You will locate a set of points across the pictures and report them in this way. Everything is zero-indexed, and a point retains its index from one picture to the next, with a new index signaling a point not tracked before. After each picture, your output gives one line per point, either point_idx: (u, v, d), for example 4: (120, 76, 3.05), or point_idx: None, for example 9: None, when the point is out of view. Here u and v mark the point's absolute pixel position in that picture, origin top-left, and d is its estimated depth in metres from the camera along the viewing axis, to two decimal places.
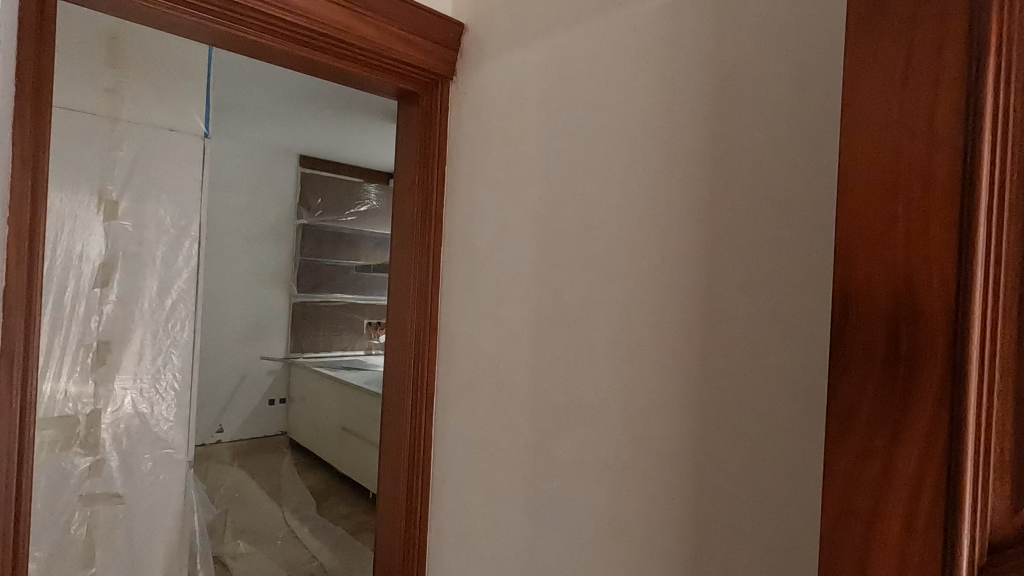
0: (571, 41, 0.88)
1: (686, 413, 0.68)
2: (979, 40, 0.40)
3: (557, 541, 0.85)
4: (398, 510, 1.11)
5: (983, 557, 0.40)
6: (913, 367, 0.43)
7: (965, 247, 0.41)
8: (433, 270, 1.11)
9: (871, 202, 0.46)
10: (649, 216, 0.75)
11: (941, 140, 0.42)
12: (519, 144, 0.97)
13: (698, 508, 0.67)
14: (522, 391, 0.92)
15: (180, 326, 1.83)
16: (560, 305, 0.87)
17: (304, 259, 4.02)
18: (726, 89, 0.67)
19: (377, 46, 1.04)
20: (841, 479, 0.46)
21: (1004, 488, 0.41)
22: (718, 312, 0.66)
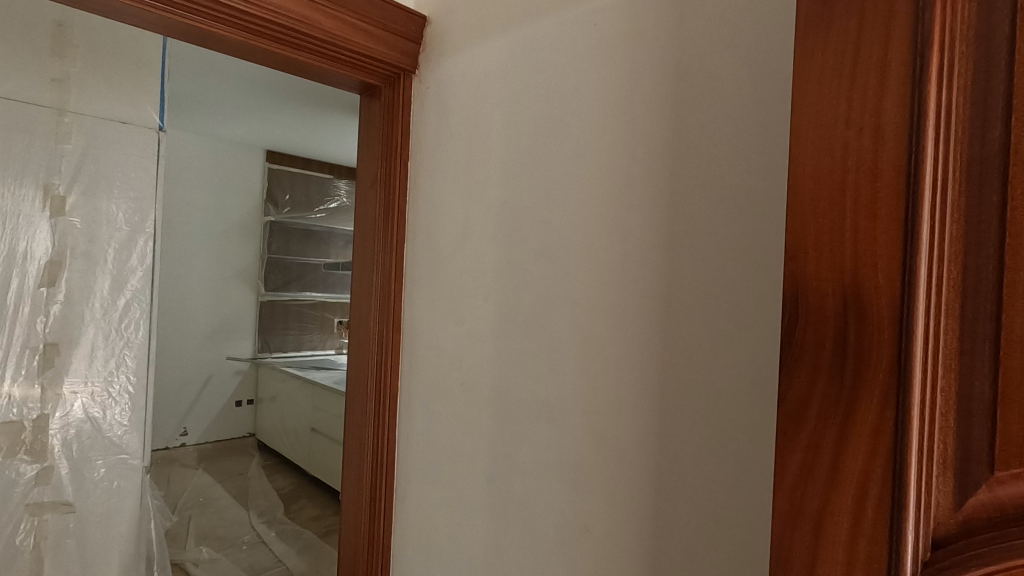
0: (535, 35, 0.87)
1: (649, 408, 0.70)
2: (923, 38, 0.40)
3: (518, 539, 0.86)
4: (362, 509, 1.11)
5: (926, 553, 0.40)
6: (861, 364, 0.42)
7: (911, 240, 0.40)
8: (396, 268, 1.10)
9: (820, 196, 0.44)
10: (610, 216, 0.75)
11: (888, 133, 0.41)
12: (481, 140, 0.96)
13: (660, 502, 0.68)
14: (485, 392, 0.93)
15: (135, 328, 1.79)
16: (523, 304, 0.87)
17: (272, 258, 3.95)
18: (685, 87, 0.68)
19: (335, 38, 0.99)
20: (791, 478, 0.46)
21: (947, 484, 0.40)
22: (680, 307, 0.67)
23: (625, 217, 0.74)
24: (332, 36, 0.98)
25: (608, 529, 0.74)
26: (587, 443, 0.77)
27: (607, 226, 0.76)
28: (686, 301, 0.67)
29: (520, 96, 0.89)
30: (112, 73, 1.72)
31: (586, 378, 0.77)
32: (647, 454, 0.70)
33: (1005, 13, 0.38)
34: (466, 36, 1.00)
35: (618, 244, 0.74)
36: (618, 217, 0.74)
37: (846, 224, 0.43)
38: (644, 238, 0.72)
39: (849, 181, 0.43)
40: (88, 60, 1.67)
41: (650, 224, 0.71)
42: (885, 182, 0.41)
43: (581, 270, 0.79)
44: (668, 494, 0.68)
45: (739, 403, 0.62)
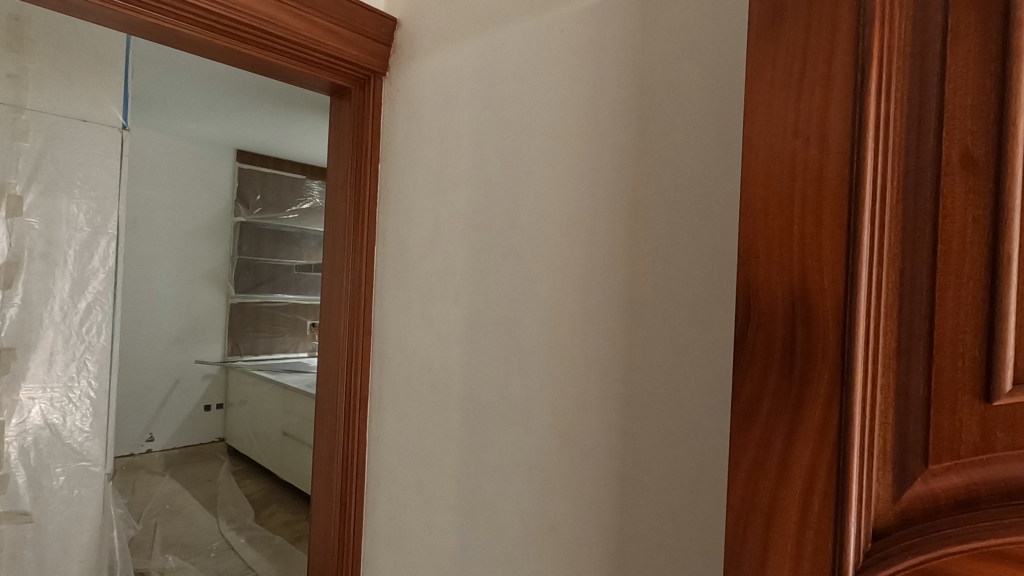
0: (503, 41, 0.88)
1: (613, 408, 0.71)
2: (864, 53, 0.42)
3: (488, 540, 0.86)
4: (332, 513, 1.10)
5: (867, 544, 0.42)
6: (808, 363, 0.44)
7: (852, 246, 0.42)
8: (367, 270, 1.09)
9: (770, 203, 0.46)
10: (576, 219, 0.77)
11: (832, 143, 0.43)
12: (451, 144, 0.96)
13: (625, 500, 0.70)
14: (455, 393, 0.93)
15: (97, 331, 1.74)
16: (491, 307, 0.88)
17: (242, 259, 3.88)
18: (648, 95, 0.69)
19: (303, 39, 0.98)
20: (743, 473, 0.47)
21: (886, 478, 0.42)
22: (641, 308, 0.69)
23: (592, 221, 0.75)
24: (300, 36, 0.98)
25: (575, 528, 0.75)
26: (554, 443, 0.78)
27: (574, 229, 0.77)
28: (649, 303, 0.69)
29: (489, 100, 0.90)
30: (72, 69, 1.67)
31: (553, 379, 0.79)
32: (613, 453, 0.71)
33: (937, 32, 0.40)
34: (436, 39, 1.00)
35: (583, 248, 0.76)
36: (584, 221, 0.76)
37: (794, 230, 0.45)
38: (608, 241, 0.73)
39: (797, 189, 0.45)
40: (45, 55, 1.62)
41: (615, 227, 0.72)
42: (829, 190, 0.43)
43: (548, 272, 0.80)
44: (633, 493, 0.69)
45: (699, 403, 0.63)
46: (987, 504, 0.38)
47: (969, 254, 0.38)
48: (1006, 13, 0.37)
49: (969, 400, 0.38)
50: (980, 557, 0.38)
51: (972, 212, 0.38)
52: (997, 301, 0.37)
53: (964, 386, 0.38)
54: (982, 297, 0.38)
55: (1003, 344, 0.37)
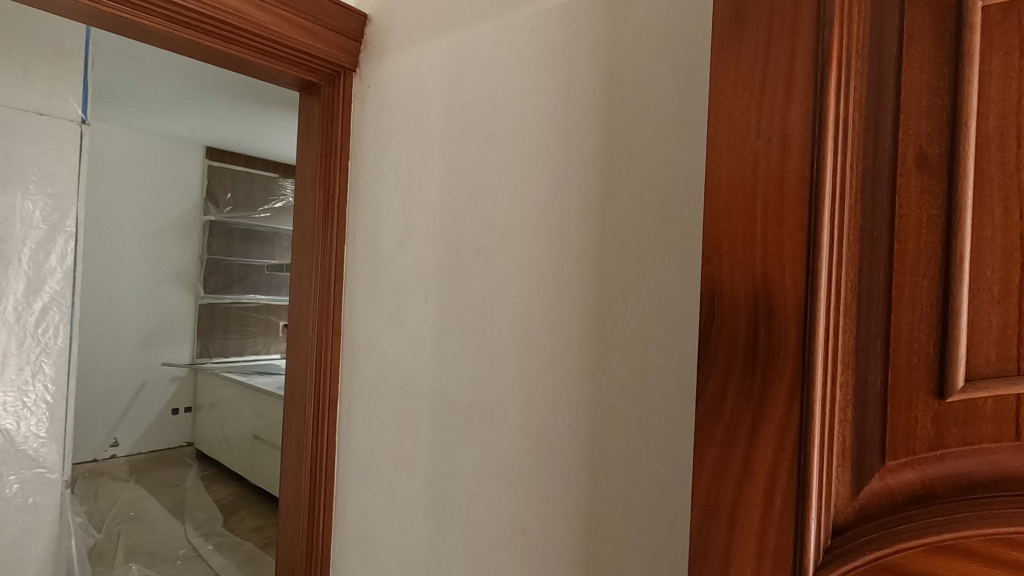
0: (473, 39, 0.87)
1: (583, 407, 0.71)
2: (824, 55, 0.42)
3: (457, 542, 0.86)
4: (300, 517, 1.08)
5: (827, 540, 0.42)
6: (770, 361, 0.44)
7: (813, 245, 0.42)
8: (337, 270, 1.07)
9: (734, 201, 0.46)
10: (545, 218, 0.76)
11: (794, 143, 0.43)
12: (422, 141, 0.95)
13: (594, 500, 0.70)
14: (425, 394, 0.92)
15: (54, 333, 1.68)
16: (462, 307, 0.87)
17: (212, 258, 3.79)
18: (617, 94, 0.69)
19: (270, 32, 0.96)
20: (707, 472, 0.47)
21: (846, 474, 0.42)
22: (610, 306, 0.69)
23: (561, 220, 0.75)
24: (266, 30, 0.95)
25: (544, 528, 0.75)
26: (524, 445, 0.77)
27: (543, 228, 0.77)
28: (619, 302, 0.68)
29: (459, 98, 0.89)
30: (28, 61, 1.61)
31: (523, 378, 0.78)
32: (582, 452, 0.71)
33: (894, 34, 0.41)
34: (407, 36, 0.99)
35: (553, 246, 0.75)
36: (554, 220, 0.75)
37: (757, 229, 0.45)
38: (578, 240, 0.73)
39: (759, 188, 0.45)
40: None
41: (585, 226, 0.72)
42: (791, 189, 0.43)
43: (518, 271, 0.79)
44: (602, 493, 0.69)
45: (667, 402, 0.64)
46: (941, 498, 0.39)
47: (924, 253, 0.39)
48: (957, 17, 0.38)
49: (924, 396, 0.39)
50: (934, 551, 0.38)
51: (927, 211, 0.39)
52: (949, 299, 0.38)
53: (919, 382, 0.39)
54: (935, 295, 0.39)
55: (955, 342, 0.38)
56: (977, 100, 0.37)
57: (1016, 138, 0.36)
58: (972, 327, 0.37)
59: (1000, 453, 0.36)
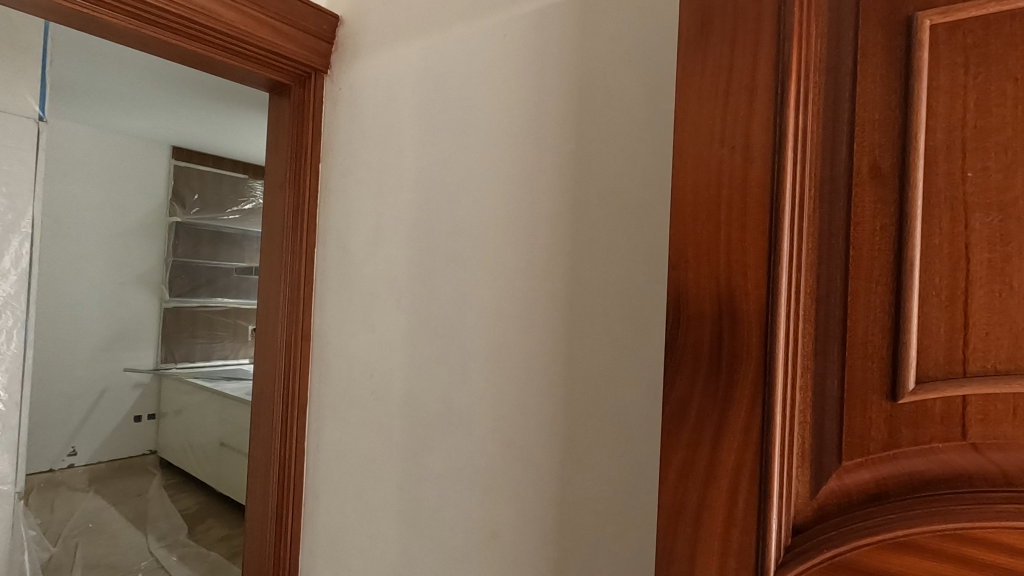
0: (446, 43, 0.87)
1: (554, 411, 0.72)
2: (784, 68, 0.44)
3: (429, 548, 0.85)
4: (267, 525, 1.06)
5: (788, 538, 0.44)
6: (734, 365, 0.45)
7: (774, 251, 0.44)
8: (307, 273, 1.06)
9: (699, 208, 0.47)
10: (517, 222, 0.76)
11: (756, 153, 0.44)
12: (394, 145, 0.94)
13: (565, 503, 0.70)
14: (397, 399, 0.91)
15: (7, 337, 1.61)
16: (434, 311, 0.86)
17: (178, 261, 3.68)
18: (588, 101, 0.70)
19: (238, 31, 0.94)
20: (673, 475, 0.47)
21: (805, 474, 0.44)
22: (579, 310, 0.70)
23: (532, 225, 0.75)
24: (235, 29, 0.93)
25: (515, 531, 0.75)
26: (495, 449, 0.78)
27: (514, 232, 0.77)
28: (590, 307, 0.69)
29: (432, 102, 0.89)
30: None
31: (494, 382, 0.78)
32: (553, 455, 0.71)
33: (849, 49, 0.43)
34: (379, 38, 0.98)
35: (524, 251, 0.76)
36: (526, 225, 0.76)
37: (721, 235, 0.46)
38: (549, 246, 0.73)
39: (723, 196, 0.46)
40: None
41: (556, 231, 0.73)
42: (753, 197, 0.44)
43: (489, 276, 0.79)
44: (573, 496, 0.69)
45: (636, 405, 0.65)
46: (894, 497, 0.40)
47: (877, 260, 0.41)
48: (907, 35, 0.40)
49: (878, 398, 0.40)
50: (888, 547, 0.40)
51: (880, 220, 0.41)
52: (901, 304, 0.40)
53: (874, 385, 0.41)
54: (888, 300, 0.40)
55: (906, 346, 0.39)
56: (926, 114, 0.39)
57: (961, 151, 0.38)
58: (923, 331, 0.39)
59: (949, 452, 0.38)
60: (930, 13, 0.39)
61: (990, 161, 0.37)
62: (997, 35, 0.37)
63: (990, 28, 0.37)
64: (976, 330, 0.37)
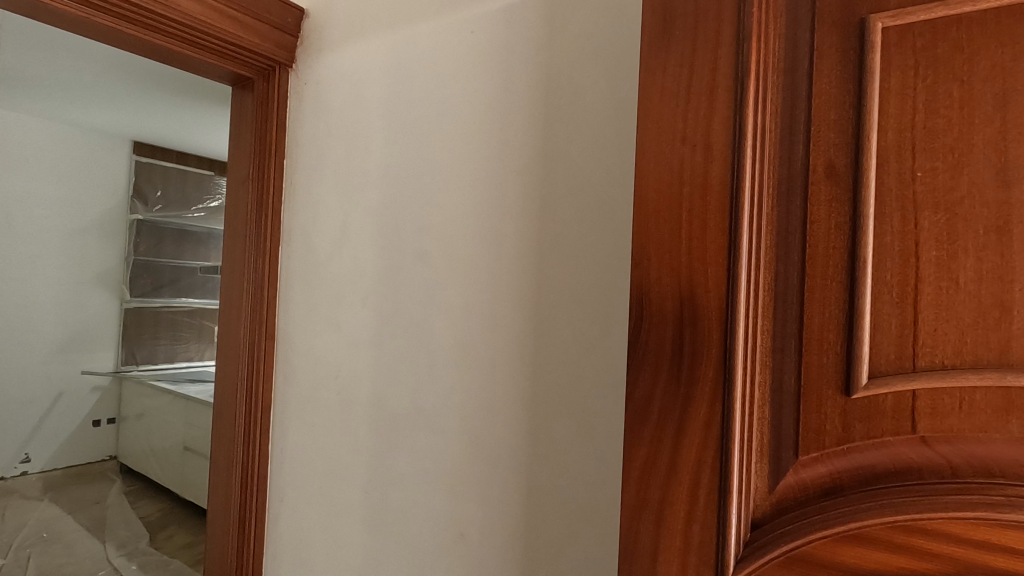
0: (413, 38, 0.85)
1: (522, 412, 0.71)
2: (743, 68, 0.44)
3: (395, 550, 0.84)
4: (229, 531, 1.03)
5: (746, 533, 0.44)
6: (695, 361, 0.45)
7: (734, 249, 0.44)
8: (271, 272, 1.03)
9: (661, 205, 0.47)
10: (484, 221, 0.76)
11: (716, 151, 0.45)
12: (361, 141, 0.93)
13: (531, 503, 0.70)
14: (363, 401, 0.89)
15: None
16: (401, 310, 0.85)
17: (139, 260, 3.56)
18: (555, 99, 0.70)
19: (197, 22, 0.91)
20: (636, 472, 0.47)
21: (763, 469, 0.44)
22: (546, 309, 0.70)
23: (501, 224, 0.74)
24: (194, 19, 0.90)
25: (482, 532, 0.74)
26: (462, 450, 0.77)
27: (481, 230, 0.76)
28: (557, 306, 0.69)
29: (399, 97, 0.87)
30: None
31: (461, 382, 0.77)
32: (520, 455, 0.71)
33: (805, 51, 0.43)
34: (345, 32, 0.96)
35: (491, 249, 0.75)
36: (492, 224, 0.75)
37: (682, 232, 0.46)
38: (517, 245, 0.73)
39: (685, 194, 0.46)
40: None
41: (524, 230, 0.72)
42: (713, 195, 0.45)
43: (456, 273, 0.79)
44: (539, 495, 0.69)
45: (602, 404, 0.65)
46: (849, 490, 0.41)
47: (832, 257, 0.41)
48: (861, 37, 0.41)
49: (833, 394, 0.41)
50: (843, 540, 0.40)
51: (835, 218, 0.41)
52: (854, 301, 0.40)
53: (829, 381, 0.41)
54: (842, 297, 0.41)
55: (859, 342, 0.40)
56: (878, 115, 0.40)
57: (911, 151, 0.39)
58: (876, 328, 0.40)
59: (900, 445, 0.39)
60: (882, 16, 0.40)
61: (938, 161, 0.38)
62: (945, 39, 0.38)
63: (937, 32, 0.38)
64: (926, 327, 0.38)
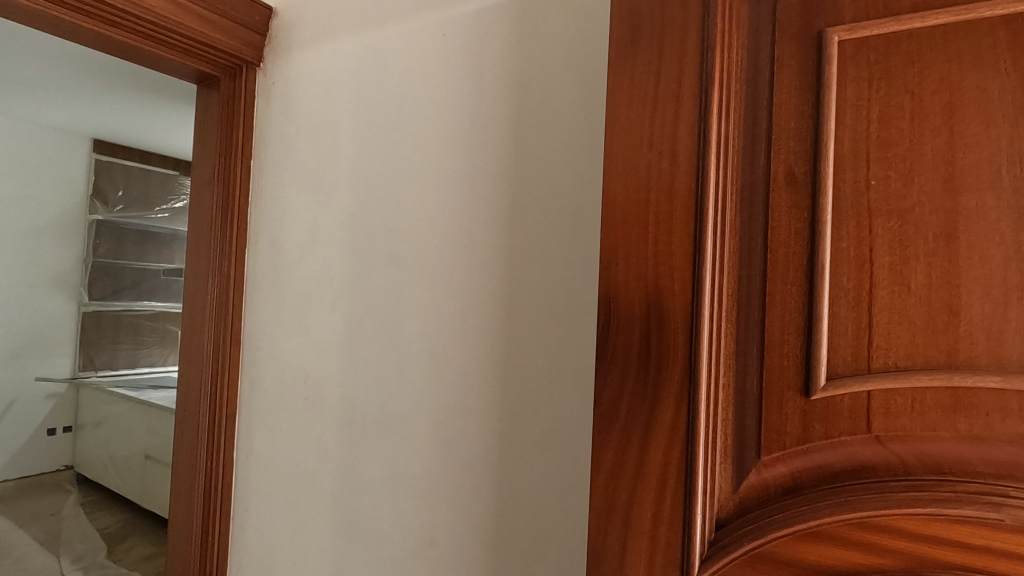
0: (384, 40, 0.85)
1: (494, 416, 0.71)
2: (707, 78, 0.45)
3: (364, 557, 0.82)
4: (192, 541, 1.00)
5: (711, 533, 0.45)
6: (661, 364, 0.46)
7: (698, 253, 0.45)
8: (237, 275, 1.01)
9: (628, 208, 0.48)
10: (456, 224, 0.76)
11: (682, 157, 0.46)
12: (330, 142, 0.92)
13: (502, 507, 0.70)
14: (332, 406, 0.88)
15: None
16: (370, 313, 0.84)
17: (99, 262, 3.44)
18: (525, 103, 0.71)
19: (161, 18, 0.88)
20: (604, 474, 0.48)
21: (727, 469, 0.45)
22: (518, 312, 0.70)
23: (473, 227, 0.74)
24: (157, 16, 0.88)
25: (452, 536, 0.73)
26: (433, 455, 0.76)
27: (452, 233, 0.76)
28: (528, 309, 0.69)
29: (370, 98, 0.86)
30: None
31: (432, 386, 0.77)
32: (490, 458, 0.71)
33: (767, 62, 0.44)
34: (315, 32, 0.95)
35: (462, 252, 0.75)
36: (463, 226, 0.75)
37: (649, 237, 0.47)
38: (488, 248, 0.73)
39: (651, 199, 0.47)
40: None
41: (494, 233, 0.72)
42: (679, 202, 0.46)
43: (427, 276, 0.78)
44: (511, 499, 0.69)
45: (571, 407, 0.65)
46: (808, 489, 0.42)
47: (792, 262, 0.43)
48: (819, 49, 0.42)
49: (793, 395, 0.42)
50: (802, 537, 0.41)
51: (794, 224, 0.43)
52: (813, 304, 0.42)
53: (789, 382, 0.42)
54: (802, 301, 0.42)
55: (818, 345, 0.41)
56: (835, 124, 0.41)
57: (866, 160, 0.40)
58: (833, 331, 0.41)
59: (855, 444, 0.40)
60: (838, 29, 0.41)
61: (890, 170, 0.39)
62: (897, 53, 0.40)
63: (889, 46, 0.40)
64: (880, 330, 0.39)
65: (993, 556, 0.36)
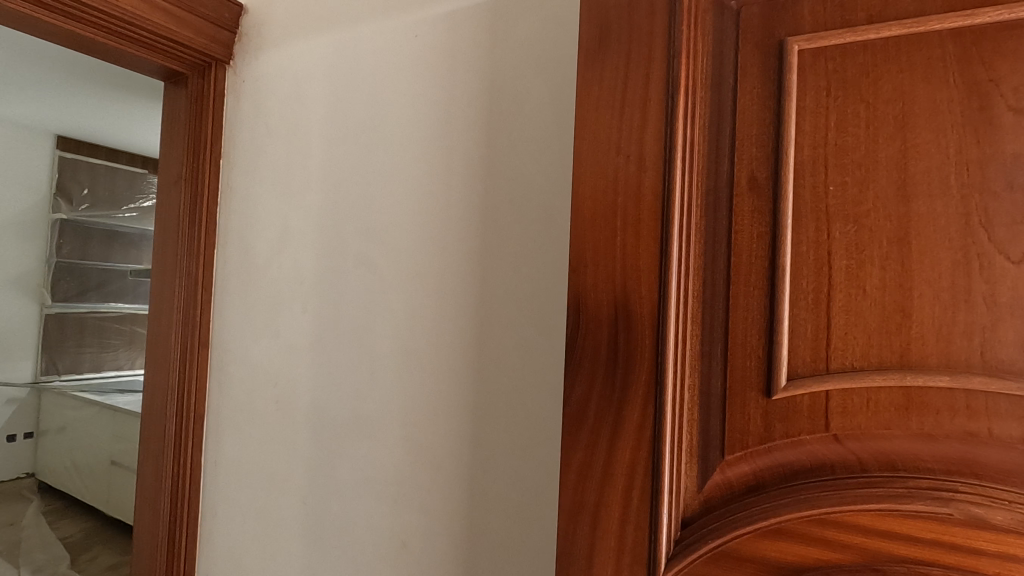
0: (357, 39, 0.84)
1: (466, 417, 0.71)
2: (673, 85, 0.46)
3: (334, 560, 0.81)
4: (157, 549, 0.97)
5: (676, 531, 0.45)
6: (628, 365, 0.46)
7: (665, 257, 0.45)
8: (206, 275, 0.99)
9: (597, 212, 0.48)
10: (427, 226, 0.75)
11: (648, 162, 0.46)
12: (301, 141, 0.90)
13: (474, 510, 0.70)
14: (302, 409, 0.87)
15: None
16: (341, 316, 0.83)
17: (62, 262, 3.34)
18: (498, 106, 0.71)
19: (126, 14, 0.86)
20: (573, 475, 0.48)
21: (692, 469, 0.46)
22: (490, 313, 0.70)
23: (445, 228, 0.74)
24: (122, 11, 0.86)
25: (424, 539, 0.73)
26: (404, 457, 0.76)
27: (424, 235, 0.76)
28: (499, 312, 0.69)
29: (342, 98, 0.85)
30: None
31: (404, 388, 0.76)
32: (461, 460, 0.71)
33: (730, 69, 0.45)
34: (287, 29, 0.93)
35: (435, 254, 0.75)
36: (436, 229, 0.75)
37: (618, 240, 0.47)
38: (460, 249, 0.73)
39: (619, 202, 0.47)
40: None
41: (466, 235, 0.72)
42: (646, 206, 0.46)
43: (398, 278, 0.78)
44: (482, 501, 0.69)
45: (542, 409, 0.66)
46: (769, 486, 0.43)
47: (755, 265, 0.43)
48: (780, 57, 0.43)
49: (755, 395, 0.43)
50: (763, 534, 0.42)
51: (756, 228, 0.44)
52: (774, 306, 0.43)
53: (752, 383, 0.43)
54: (764, 304, 0.43)
55: (779, 346, 0.42)
56: (794, 132, 0.42)
57: (824, 166, 0.41)
58: (793, 333, 0.42)
59: (814, 443, 0.41)
60: (798, 39, 0.43)
61: (847, 176, 0.41)
62: (853, 63, 0.41)
63: (846, 56, 0.41)
64: (838, 332, 0.41)
65: (943, 549, 0.37)
